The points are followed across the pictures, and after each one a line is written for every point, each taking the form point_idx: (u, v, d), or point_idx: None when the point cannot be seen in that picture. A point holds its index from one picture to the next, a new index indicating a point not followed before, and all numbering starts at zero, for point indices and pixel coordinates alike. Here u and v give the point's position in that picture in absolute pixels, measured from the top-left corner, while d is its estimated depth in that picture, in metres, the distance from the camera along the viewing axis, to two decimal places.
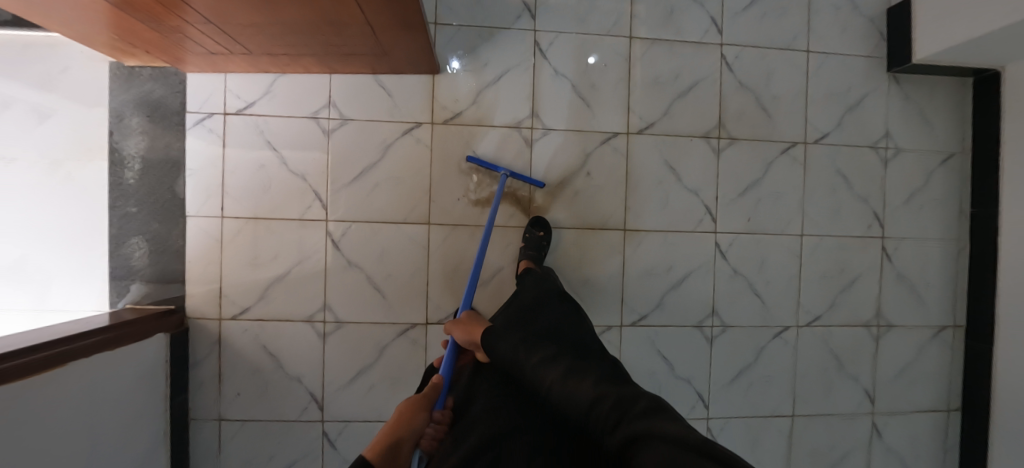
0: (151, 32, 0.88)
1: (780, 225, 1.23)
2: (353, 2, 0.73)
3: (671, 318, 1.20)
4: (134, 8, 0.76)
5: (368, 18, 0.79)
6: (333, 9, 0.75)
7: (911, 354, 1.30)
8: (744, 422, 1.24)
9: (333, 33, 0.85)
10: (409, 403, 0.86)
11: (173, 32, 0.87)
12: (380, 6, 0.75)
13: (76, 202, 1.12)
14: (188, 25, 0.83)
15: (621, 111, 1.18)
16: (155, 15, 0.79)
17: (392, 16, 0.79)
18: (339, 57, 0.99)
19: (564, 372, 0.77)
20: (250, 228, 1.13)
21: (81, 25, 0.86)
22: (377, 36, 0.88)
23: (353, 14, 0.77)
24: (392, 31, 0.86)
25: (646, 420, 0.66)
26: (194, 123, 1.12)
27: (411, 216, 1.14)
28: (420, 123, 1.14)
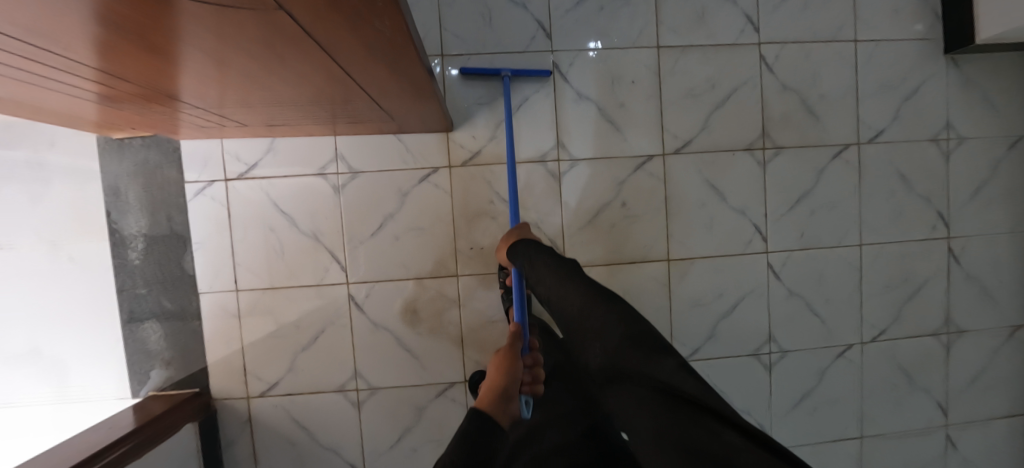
0: (137, 110, 0.79)
1: (836, 236, 1.12)
2: (355, 82, 0.69)
3: (724, 348, 1.11)
4: (117, 88, 0.68)
5: (374, 83, 0.71)
6: (334, 87, 0.71)
7: (985, 356, 1.19)
8: (810, 449, 1.16)
9: (334, 103, 0.81)
10: (501, 354, 0.80)
11: (161, 106, 0.79)
12: (384, 83, 0.72)
13: (83, 288, 1.05)
14: (179, 102, 0.77)
15: (654, 131, 1.07)
16: (141, 92, 0.71)
17: (400, 79, 0.70)
18: (342, 123, 0.95)
19: (563, 283, 0.72)
20: (268, 298, 1.05)
21: (63, 119, 0.80)
22: (383, 96, 0.79)
23: (357, 82, 0.68)
24: (399, 91, 0.77)
25: (637, 352, 0.64)
26: (195, 193, 1.04)
27: (436, 269, 1.06)
28: (437, 168, 1.05)
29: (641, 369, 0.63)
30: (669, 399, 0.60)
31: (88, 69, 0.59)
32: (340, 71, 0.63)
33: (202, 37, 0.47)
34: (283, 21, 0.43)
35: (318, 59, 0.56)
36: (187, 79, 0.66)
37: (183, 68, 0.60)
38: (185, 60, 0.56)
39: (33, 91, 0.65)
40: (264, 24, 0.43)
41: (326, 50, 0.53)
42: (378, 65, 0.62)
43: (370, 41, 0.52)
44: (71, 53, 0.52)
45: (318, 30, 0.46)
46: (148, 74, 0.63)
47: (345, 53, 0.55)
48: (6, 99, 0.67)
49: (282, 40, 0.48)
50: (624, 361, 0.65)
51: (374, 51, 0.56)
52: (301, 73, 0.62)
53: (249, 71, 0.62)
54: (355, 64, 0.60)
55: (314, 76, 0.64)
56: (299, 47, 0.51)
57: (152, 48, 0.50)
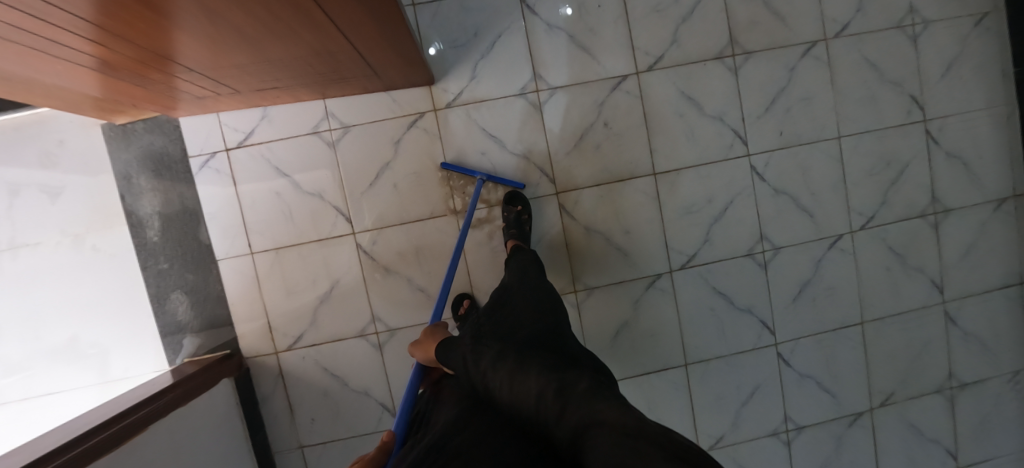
0: (138, 81, 0.85)
1: (815, 131, 1.16)
2: (338, 31, 0.74)
3: (719, 252, 1.16)
4: (119, 57, 0.73)
5: (353, 30, 0.75)
6: (320, 40, 0.76)
7: (975, 230, 1.23)
8: (814, 339, 1.21)
9: (322, 60, 0.85)
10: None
11: (159, 76, 0.84)
12: (366, 29, 0.76)
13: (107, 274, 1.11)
14: (179, 69, 0.82)
15: (625, 51, 1.11)
16: (141, 60, 0.76)
17: (376, 21, 0.74)
18: (331, 84, 0.99)
19: (511, 368, 0.64)
20: (282, 258, 1.11)
21: (68, 94, 0.84)
22: (363, 47, 0.83)
23: (335, 29, 0.72)
24: (377, 37, 0.81)
25: (587, 405, 0.53)
26: (201, 167, 1.10)
27: (436, 210, 1.11)
28: (423, 113, 1.10)
29: (588, 417, 0.52)
30: (623, 435, 0.47)
31: (95, 37, 0.64)
32: (323, 19, 0.68)
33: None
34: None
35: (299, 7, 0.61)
36: (183, 45, 0.71)
37: (179, 30, 0.65)
38: (183, 22, 0.62)
39: (46, 63, 0.70)
40: None
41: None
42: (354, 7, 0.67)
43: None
44: (84, 21, 0.57)
45: None
46: (149, 42, 0.69)
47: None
48: (22, 76, 0.73)
49: None
50: (575, 415, 0.53)
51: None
52: (285, 25, 0.67)
53: (238, 29, 0.66)
54: (332, 9, 0.65)
55: (296, 27, 0.69)
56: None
57: (153, 11, 0.56)
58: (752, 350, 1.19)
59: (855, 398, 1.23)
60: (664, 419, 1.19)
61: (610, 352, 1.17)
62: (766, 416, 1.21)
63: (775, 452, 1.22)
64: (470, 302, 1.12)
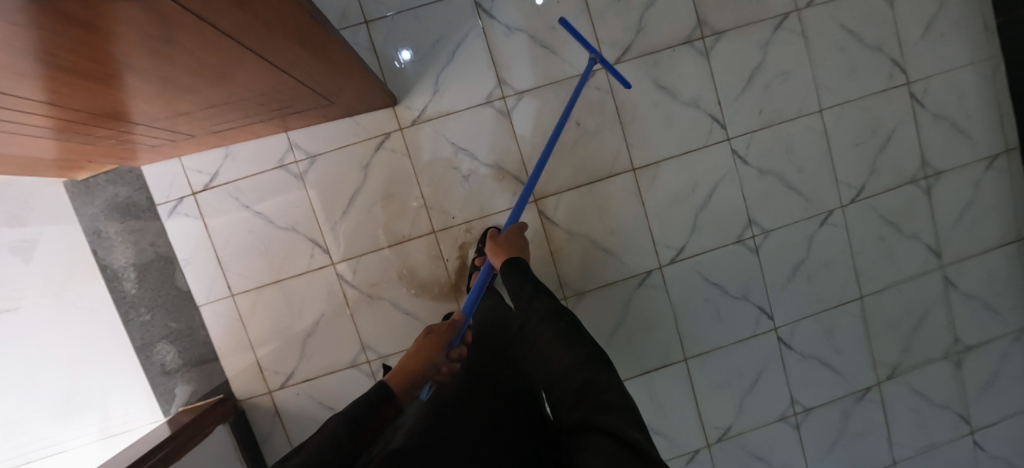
0: (91, 140, 0.82)
1: (795, 106, 1.12)
2: (278, 69, 0.71)
3: (708, 242, 1.13)
4: (68, 123, 0.71)
5: (299, 61, 0.71)
6: (261, 80, 0.73)
7: (968, 190, 1.20)
8: (813, 320, 1.18)
9: (270, 98, 0.83)
10: (429, 340, 0.91)
11: (113, 132, 0.81)
12: (307, 63, 0.73)
13: (58, 342, 1.01)
14: (127, 126, 0.80)
15: (590, 46, 1.07)
16: (92, 122, 0.74)
17: (320, 47, 0.71)
18: (288, 117, 0.96)
19: (557, 330, 0.72)
20: (263, 296, 1.09)
21: (21, 162, 0.82)
22: (315, 77, 0.79)
23: (279, 64, 0.69)
24: (328, 65, 0.78)
25: (601, 410, 0.57)
26: (169, 214, 1.07)
27: (414, 231, 1.08)
28: (390, 133, 1.06)
29: (598, 419, 0.56)
30: (618, 455, 0.50)
31: (38, 112, 0.62)
32: (256, 60, 0.65)
33: (117, 56, 0.49)
34: (177, 13, 0.44)
35: (231, 47, 0.58)
36: (129, 104, 0.69)
37: (117, 93, 0.62)
38: (120, 84, 0.59)
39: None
40: (160, 24, 0.45)
41: (236, 35, 0.55)
42: (290, 37, 0.63)
43: (269, 9, 0.53)
44: (20, 102, 0.55)
45: (215, 17, 0.48)
46: (94, 107, 0.66)
47: (255, 31, 0.56)
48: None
49: (186, 40, 0.51)
50: (588, 410, 0.58)
51: (278, 19, 0.57)
52: (225, 68, 0.64)
53: (179, 81, 0.64)
54: (268, 43, 0.61)
55: (239, 69, 0.65)
56: (206, 39, 0.53)
57: (85, 80, 0.53)
58: (753, 337, 1.16)
59: (860, 373, 1.21)
60: (670, 416, 1.17)
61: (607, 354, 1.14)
62: (771, 400, 1.19)
63: (784, 437, 1.20)
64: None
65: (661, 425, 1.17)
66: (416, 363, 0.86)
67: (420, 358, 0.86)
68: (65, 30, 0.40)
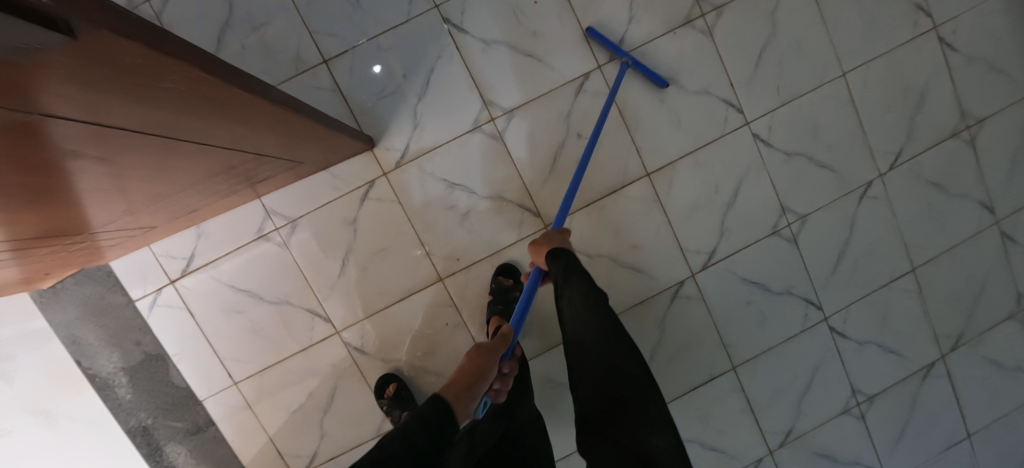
0: (46, 253, 0.73)
1: (815, 75, 1.00)
2: (229, 147, 0.61)
3: (741, 239, 1.02)
4: (15, 251, 0.63)
5: (249, 132, 0.62)
6: (214, 161, 0.64)
7: (1016, 134, 1.08)
8: (865, 303, 1.08)
9: (231, 173, 0.73)
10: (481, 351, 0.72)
11: (69, 241, 0.72)
12: (263, 131, 0.64)
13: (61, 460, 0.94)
14: (73, 237, 0.71)
15: (579, 46, 0.95)
16: (41, 242, 0.65)
17: (271, 113, 0.61)
18: (258, 185, 0.86)
19: (586, 308, 0.64)
20: (268, 379, 0.99)
21: None
22: (274, 142, 0.70)
23: (226, 142, 0.59)
24: (286, 127, 0.68)
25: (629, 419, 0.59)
26: (150, 308, 0.97)
27: (418, 282, 0.98)
28: (374, 180, 0.95)
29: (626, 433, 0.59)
30: None
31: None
32: (201, 145, 0.55)
33: (25, 185, 0.40)
34: (81, 131, 0.35)
35: (169, 141, 0.48)
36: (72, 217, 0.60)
37: (50, 213, 0.53)
38: (48, 205, 0.50)
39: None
40: (63, 147, 0.37)
41: (163, 130, 0.45)
42: (231, 115, 0.53)
43: (196, 96, 0.44)
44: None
45: (134, 123, 0.40)
46: (33, 232, 0.57)
47: (187, 122, 0.47)
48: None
49: (107, 151, 0.42)
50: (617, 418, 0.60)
51: (211, 102, 0.47)
52: (164, 163, 0.54)
53: (116, 187, 0.54)
54: (205, 127, 0.51)
55: (182, 159, 0.56)
56: (127, 145, 0.43)
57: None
58: (803, 332, 1.07)
59: (922, 350, 1.11)
60: (728, 431, 1.07)
61: None
62: (832, 394, 1.09)
63: (851, 430, 1.11)
64: (398, 383, 0.97)
65: (719, 441, 1.08)
66: (472, 375, 0.68)
67: (474, 369, 0.68)
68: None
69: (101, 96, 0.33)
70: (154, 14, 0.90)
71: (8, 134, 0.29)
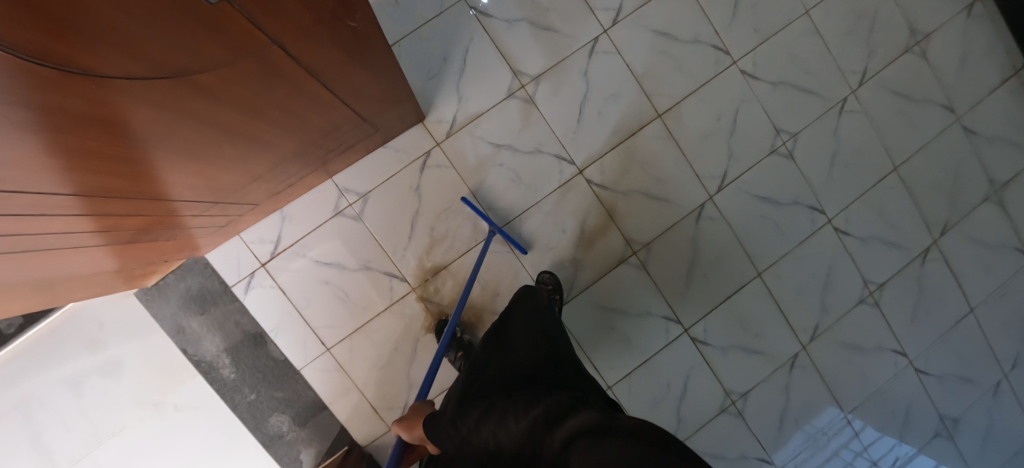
0: (153, 237, 0.83)
1: (783, 15, 1.19)
2: (341, 104, 0.75)
3: (746, 162, 1.19)
4: (105, 224, 0.66)
5: (343, 64, 0.64)
6: (326, 120, 0.77)
7: (960, 42, 1.27)
8: (861, 202, 1.24)
9: (326, 142, 0.87)
10: None
11: (174, 222, 0.83)
12: (364, 92, 0.78)
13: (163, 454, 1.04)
14: (190, 217, 0.84)
15: (587, 15, 1.12)
16: (148, 219, 0.74)
17: (356, 39, 0.62)
18: (336, 159, 0.99)
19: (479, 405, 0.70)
20: (356, 341, 1.11)
21: (90, 279, 0.86)
22: (358, 89, 0.75)
23: (322, 82, 0.64)
24: (371, 77, 0.76)
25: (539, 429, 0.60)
26: (246, 290, 1.09)
27: (479, 236, 1.11)
28: (430, 151, 1.09)
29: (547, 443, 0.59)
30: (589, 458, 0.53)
31: (128, 206, 0.64)
32: (328, 96, 0.69)
33: (223, 114, 0.55)
34: (273, 52, 0.50)
35: (313, 83, 0.63)
36: (215, 181, 0.74)
37: (201, 171, 0.66)
38: (197, 165, 0.63)
39: (52, 255, 0.65)
40: (257, 68, 0.51)
41: (271, 70, 0.53)
42: (320, 47, 0.56)
43: (300, 30, 0.50)
44: (55, 210, 0.51)
45: (302, 55, 0.54)
46: (182, 191, 0.70)
47: (278, 54, 0.51)
48: (28, 281, 0.69)
49: (276, 83, 0.56)
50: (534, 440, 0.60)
51: (295, 32, 0.49)
52: (275, 112, 0.63)
53: (256, 136, 0.67)
54: (300, 58, 0.55)
55: (291, 103, 0.64)
56: (255, 80, 0.53)
57: (163, 168, 0.58)
58: (812, 235, 1.22)
59: (917, 238, 1.27)
60: (764, 332, 1.22)
61: (689, 293, 1.18)
62: (847, 287, 1.25)
63: (869, 317, 1.26)
64: None
65: (758, 342, 1.21)
66: None
67: None
68: (87, 143, 0.43)
69: (295, 21, 0.47)
70: None
71: (238, 35, 0.43)
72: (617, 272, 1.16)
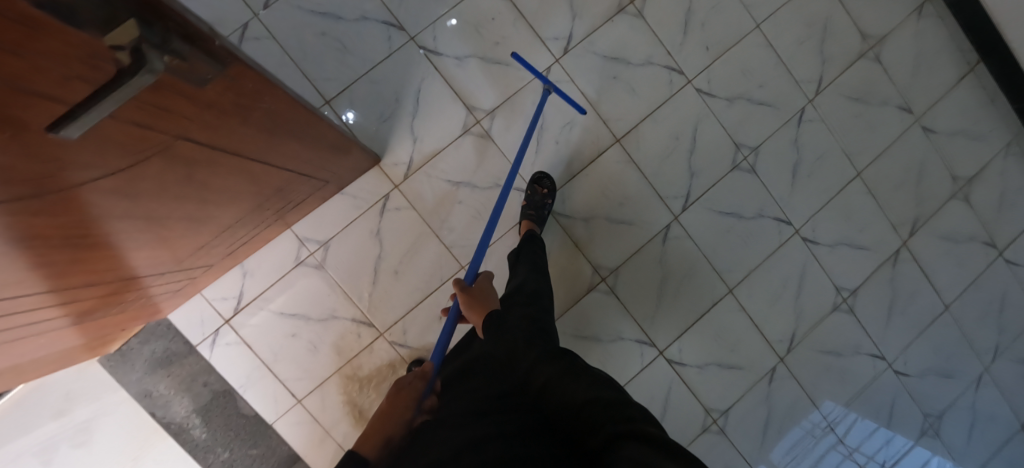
0: (106, 312, 0.82)
1: (734, 30, 1.19)
2: (283, 167, 0.75)
3: (709, 178, 1.18)
4: (48, 313, 0.65)
5: (270, 132, 0.62)
6: (271, 182, 0.77)
7: (912, 44, 1.28)
8: (828, 210, 1.24)
9: (276, 200, 0.86)
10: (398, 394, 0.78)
11: (127, 295, 0.82)
12: (307, 151, 0.78)
13: None
14: (145, 288, 0.83)
15: (537, 45, 1.12)
16: (98, 298, 0.72)
17: (280, 110, 0.59)
18: (292, 211, 0.98)
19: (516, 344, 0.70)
20: (328, 390, 1.09)
21: (47, 359, 0.84)
22: (300, 150, 0.75)
23: (256, 155, 0.64)
24: (312, 139, 0.76)
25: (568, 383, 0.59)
26: (211, 349, 1.07)
27: (445, 274, 1.10)
28: (388, 194, 1.08)
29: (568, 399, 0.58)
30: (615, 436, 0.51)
31: (62, 299, 0.63)
32: (266, 164, 0.69)
33: (148, 205, 0.54)
34: (190, 146, 0.49)
35: (244, 158, 0.62)
36: (169, 249, 0.73)
37: (138, 253, 0.65)
38: (138, 244, 0.63)
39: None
40: (177, 161, 0.50)
41: (194, 158, 0.52)
42: (245, 129, 0.56)
43: (217, 122, 0.49)
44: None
45: (225, 139, 0.54)
46: (123, 272, 0.69)
47: (184, 143, 0.48)
48: None
49: (203, 166, 0.56)
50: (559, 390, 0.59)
51: (196, 120, 0.46)
52: (209, 188, 0.63)
53: (195, 212, 0.66)
54: (213, 140, 0.52)
55: (220, 177, 0.62)
56: (179, 169, 0.52)
57: (98, 255, 0.58)
58: (782, 247, 1.22)
59: (886, 240, 1.27)
60: (741, 347, 1.21)
61: (662, 315, 1.18)
62: (820, 295, 1.24)
63: (846, 324, 1.25)
64: None
65: (735, 359, 1.21)
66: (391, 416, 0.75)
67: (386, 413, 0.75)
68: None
69: (207, 117, 0.47)
70: None
71: (144, 144, 0.43)
72: (587, 299, 1.16)
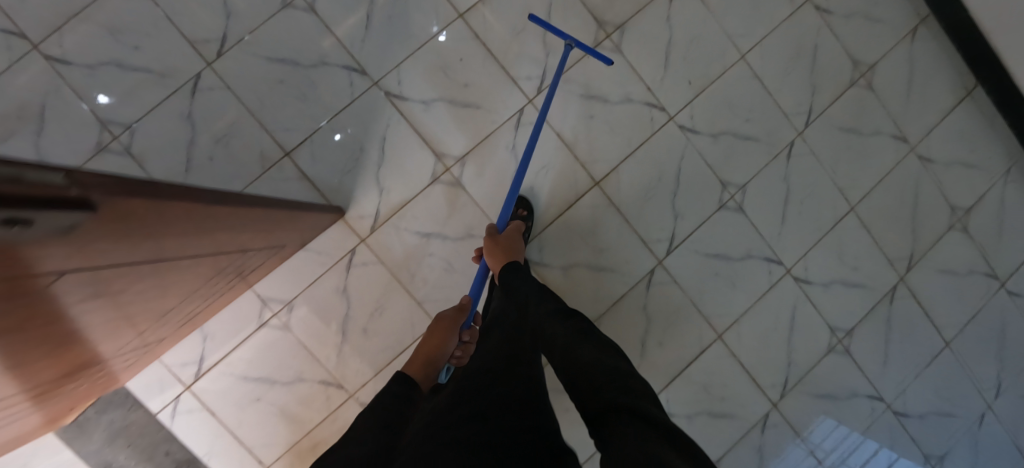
0: (45, 406, 0.76)
1: (717, 61, 1.13)
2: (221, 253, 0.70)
3: (694, 219, 1.13)
4: None
5: (194, 223, 0.54)
6: (210, 265, 0.72)
7: (905, 69, 1.22)
8: (819, 247, 1.18)
9: (220, 274, 0.81)
10: (440, 324, 0.88)
11: (66, 386, 0.76)
12: (247, 231, 0.73)
13: None
14: (84, 375, 0.78)
15: (508, 86, 1.06)
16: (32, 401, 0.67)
17: (191, 194, 0.49)
18: (245, 276, 0.93)
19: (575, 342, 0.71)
20: (296, 457, 1.04)
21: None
22: (240, 231, 0.70)
23: (183, 254, 0.59)
24: (251, 217, 0.71)
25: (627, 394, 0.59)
26: (172, 416, 1.02)
27: (417, 331, 1.05)
28: (354, 248, 1.03)
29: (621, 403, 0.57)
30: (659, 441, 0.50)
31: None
32: (200, 256, 0.64)
33: (54, 332, 0.48)
34: (95, 276, 0.44)
35: (170, 260, 0.57)
36: (112, 335, 0.68)
37: (57, 363, 0.59)
38: (78, 337, 0.58)
39: None
40: (82, 292, 0.45)
41: (105, 281, 0.47)
42: (165, 239, 0.51)
43: (124, 247, 0.44)
44: None
45: (140, 256, 0.49)
46: (48, 380, 0.63)
47: (79, 272, 0.41)
48: None
49: (117, 283, 0.50)
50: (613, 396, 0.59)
51: (95, 257, 0.41)
52: (131, 294, 0.57)
53: (121, 313, 0.61)
54: (118, 257, 0.45)
55: (142, 281, 0.57)
56: (88, 295, 0.47)
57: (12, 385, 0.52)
58: (772, 288, 1.16)
59: (881, 277, 1.22)
60: (731, 394, 1.15)
61: (646, 365, 1.12)
62: (813, 336, 1.19)
63: (840, 365, 1.20)
64: None
65: (725, 407, 1.15)
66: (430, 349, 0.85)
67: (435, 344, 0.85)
68: None
69: (109, 249, 0.42)
70: (124, 148, 0.99)
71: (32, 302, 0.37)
72: None
